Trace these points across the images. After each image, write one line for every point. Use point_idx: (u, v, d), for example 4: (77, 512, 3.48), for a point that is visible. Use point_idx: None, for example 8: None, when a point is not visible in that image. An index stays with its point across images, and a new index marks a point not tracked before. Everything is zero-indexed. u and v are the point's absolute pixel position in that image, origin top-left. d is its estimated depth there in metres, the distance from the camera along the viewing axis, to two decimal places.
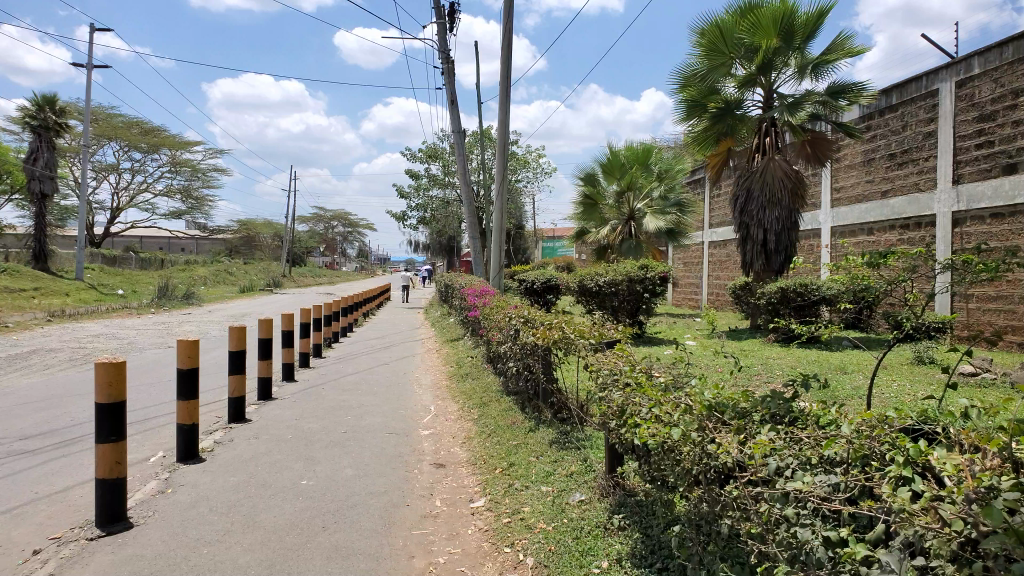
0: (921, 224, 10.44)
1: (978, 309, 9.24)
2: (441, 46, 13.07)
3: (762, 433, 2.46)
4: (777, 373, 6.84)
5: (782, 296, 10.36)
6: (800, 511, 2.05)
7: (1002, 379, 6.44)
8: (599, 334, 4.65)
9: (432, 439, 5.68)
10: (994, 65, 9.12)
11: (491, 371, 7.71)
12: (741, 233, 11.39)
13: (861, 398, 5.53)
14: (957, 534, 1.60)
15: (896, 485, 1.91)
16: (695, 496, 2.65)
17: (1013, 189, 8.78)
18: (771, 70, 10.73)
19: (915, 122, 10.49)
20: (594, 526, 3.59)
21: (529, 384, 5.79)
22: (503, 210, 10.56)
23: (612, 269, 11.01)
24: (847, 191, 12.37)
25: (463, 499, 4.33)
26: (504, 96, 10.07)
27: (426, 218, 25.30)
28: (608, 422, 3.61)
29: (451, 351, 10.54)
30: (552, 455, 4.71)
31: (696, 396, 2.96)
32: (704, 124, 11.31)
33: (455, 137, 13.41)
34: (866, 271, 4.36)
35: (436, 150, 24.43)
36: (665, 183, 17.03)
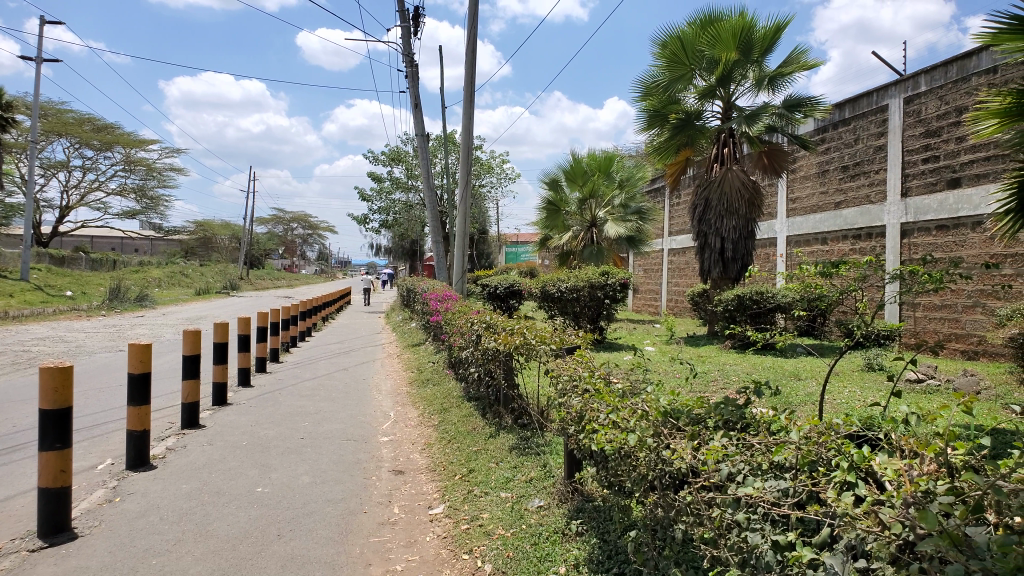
0: (873, 235, 10.71)
1: (924, 317, 9.51)
2: (405, 49, 13.02)
3: (714, 439, 2.51)
4: (732, 379, 6.94)
5: (738, 303, 10.54)
6: (751, 515, 2.09)
7: (946, 386, 6.64)
8: (559, 341, 4.68)
9: (391, 445, 5.64)
10: (939, 83, 9.40)
11: (452, 377, 7.69)
12: (699, 241, 11.55)
13: (812, 405, 5.65)
14: (896, 537, 1.66)
15: (840, 489, 1.96)
16: (651, 501, 2.69)
17: (957, 203, 9.08)
18: (731, 82, 10.91)
19: (867, 135, 10.78)
20: (552, 531, 3.60)
21: (490, 390, 5.80)
22: (465, 215, 10.54)
23: (573, 275, 11.07)
24: (803, 202, 12.64)
25: (422, 506, 4.32)
26: (468, 101, 10.06)
27: (387, 222, 25.17)
28: (567, 427, 3.64)
29: (412, 356, 10.48)
30: (511, 461, 4.72)
31: (653, 402, 3.00)
32: (665, 134, 11.47)
33: (419, 140, 13.35)
34: (819, 279, 4.45)
35: (399, 154, 24.31)
36: (627, 190, 17.20)
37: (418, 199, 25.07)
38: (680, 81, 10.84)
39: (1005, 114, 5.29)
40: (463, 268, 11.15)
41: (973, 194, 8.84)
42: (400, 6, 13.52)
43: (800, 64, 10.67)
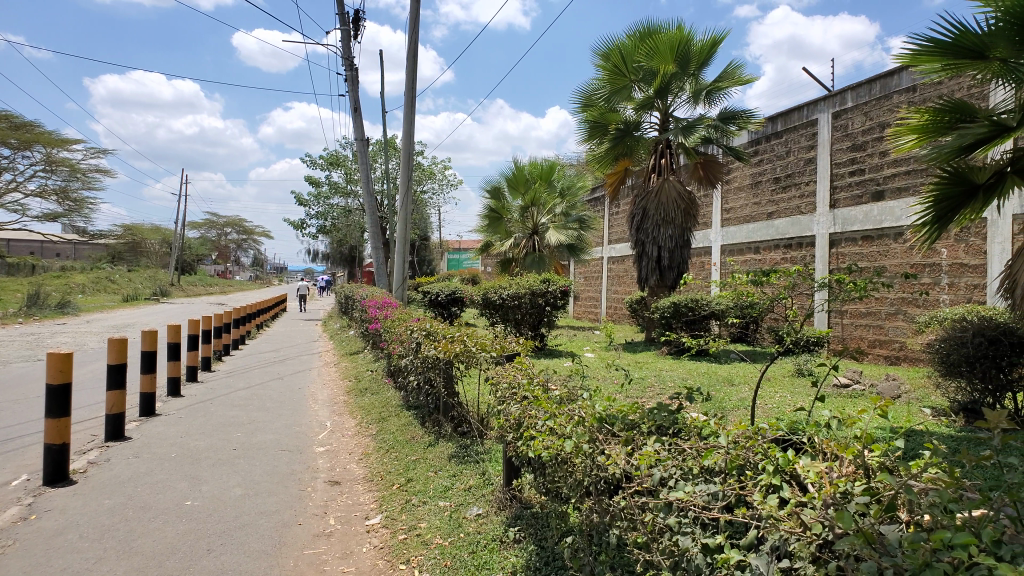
0: (803, 245, 11.08)
1: (851, 324, 9.88)
2: (345, 53, 12.87)
3: (647, 444, 2.55)
4: (668, 385, 7.06)
5: (674, 310, 10.75)
6: (681, 519, 2.13)
7: (869, 390, 6.90)
8: (500, 348, 4.68)
9: (327, 455, 5.54)
10: (864, 99, 9.80)
11: (391, 386, 7.61)
12: (637, 249, 11.74)
13: (744, 410, 5.80)
14: (816, 536, 1.73)
15: (766, 492, 2.02)
16: (586, 507, 2.73)
17: (881, 215, 9.47)
18: (668, 94, 11.15)
19: (798, 148, 11.16)
20: (490, 539, 3.60)
21: (429, 399, 5.76)
22: (406, 221, 10.45)
23: (514, 282, 11.08)
24: (737, 212, 12.98)
25: (358, 517, 4.25)
26: (409, 106, 10.00)
27: (326, 227, 24.79)
28: (505, 435, 3.65)
29: (349, 365, 10.34)
30: (450, 469, 4.71)
31: (589, 408, 3.03)
32: (604, 145, 11.64)
33: (358, 145, 13.19)
34: (750, 287, 4.58)
35: (338, 158, 23.99)
36: (568, 200, 17.35)
37: (357, 205, 24.78)
38: (619, 92, 11.03)
39: (923, 129, 5.54)
40: (403, 275, 11.05)
41: (896, 206, 9.23)
42: (340, 9, 13.38)
43: (735, 79, 10.97)
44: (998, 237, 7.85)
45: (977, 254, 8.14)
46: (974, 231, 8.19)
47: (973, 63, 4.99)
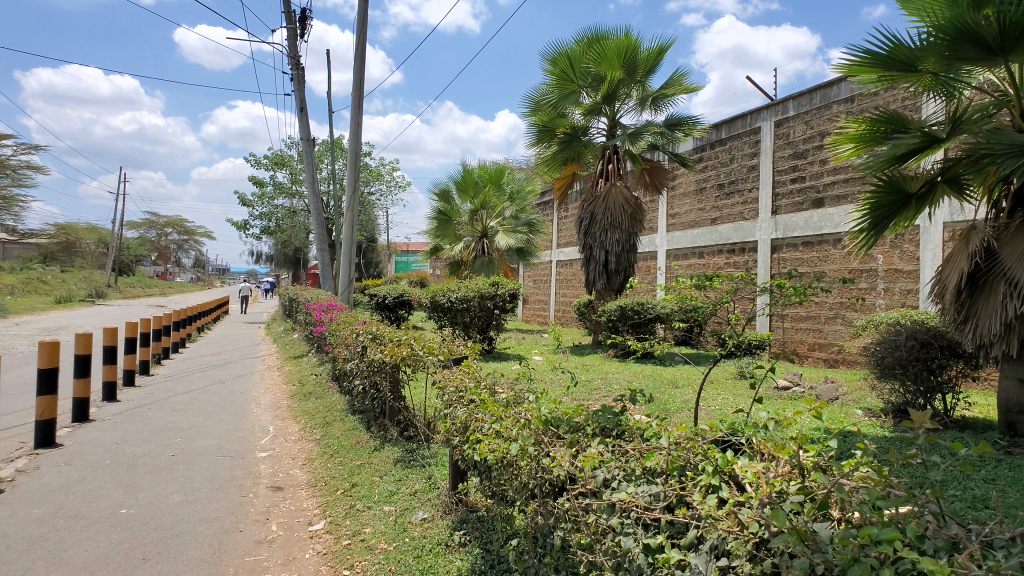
0: (745, 250, 11.34)
1: (791, 328, 10.15)
2: (291, 52, 12.67)
3: (592, 446, 2.58)
4: (614, 388, 7.12)
5: (620, 313, 10.89)
6: (624, 520, 2.16)
7: (809, 392, 7.10)
8: (447, 351, 4.67)
9: (270, 461, 5.44)
10: (805, 109, 10.10)
11: (336, 390, 7.50)
12: (585, 253, 11.85)
13: (688, 412, 5.91)
14: (752, 535, 1.77)
15: (705, 492, 2.05)
16: (531, 509, 2.75)
17: (820, 221, 9.76)
18: (615, 100, 11.28)
19: (741, 155, 11.43)
20: (435, 543, 3.59)
21: (375, 403, 5.71)
22: (353, 222, 10.31)
23: (462, 286, 11.04)
24: (681, 217, 13.21)
25: (301, 523, 4.18)
26: (357, 106, 9.90)
27: (270, 228, 24.35)
28: (451, 438, 3.65)
29: (294, 368, 10.17)
30: (396, 474, 4.68)
31: (535, 411, 3.04)
32: (552, 148, 11.72)
33: (304, 145, 12.98)
34: (694, 291, 4.66)
35: (283, 158, 23.56)
36: (517, 203, 17.40)
37: (303, 206, 24.41)
38: (568, 97, 11.13)
39: (860, 138, 5.74)
40: (350, 277, 10.91)
41: (835, 213, 9.52)
42: (286, 8, 13.17)
43: (681, 86, 11.18)
44: (930, 244, 8.17)
45: (911, 260, 8.46)
46: (908, 238, 8.50)
47: (907, 75, 5.19)
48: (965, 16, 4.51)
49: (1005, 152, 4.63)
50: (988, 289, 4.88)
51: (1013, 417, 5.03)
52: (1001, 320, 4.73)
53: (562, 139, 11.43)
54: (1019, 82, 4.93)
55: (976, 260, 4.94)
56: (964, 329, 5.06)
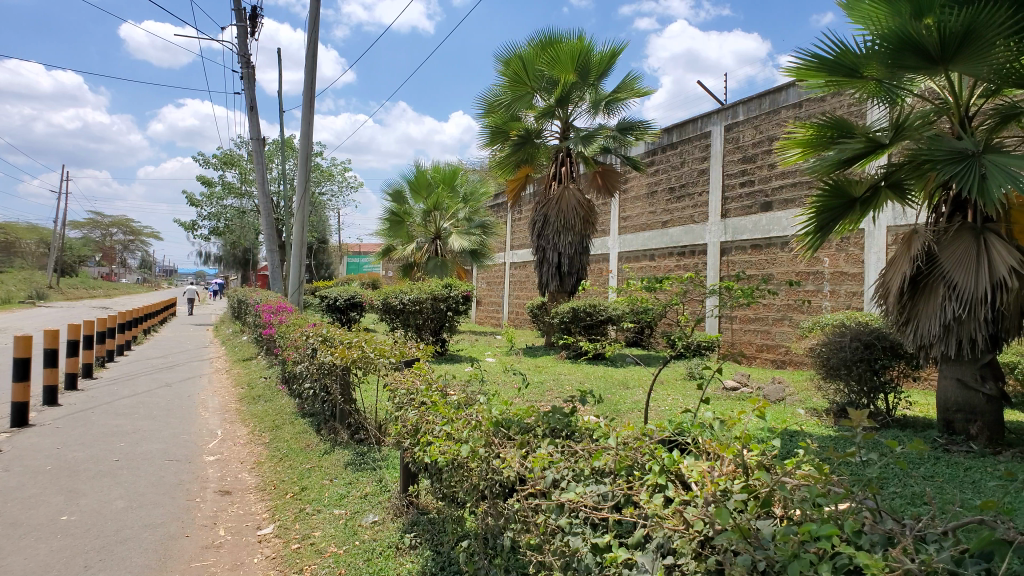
0: (695, 253, 11.51)
1: (739, 329, 10.35)
2: (241, 50, 12.44)
3: (541, 447, 2.59)
4: (565, 389, 7.16)
5: (573, 315, 10.96)
6: (573, 520, 2.18)
7: (756, 392, 7.24)
8: (399, 353, 4.64)
9: (217, 465, 5.31)
10: (754, 114, 10.32)
11: (286, 393, 7.39)
12: (538, 255, 11.88)
13: (639, 412, 5.98)
14: (698, 533, 1.79)
15: (652, 491, 2.08)
16: (481, 511, 2.75)
17: (768, 225, 9.97)
18: (568, 103, 11.36)
19: (692, 159, 11.61)
20: (385, 546, 3.56)
21: (326, 406, 5.64)
22: (304, 223, 10.16)
23: (415, 287, 10.97)
24: (633, 220, 13.36)
25: (250, 527, 4.08)
26: (309, 106, 9.77)
27: (219, 229, 23.83)
28: (402, 441, 3.62)
29: (242, 371, 9.98)
30: (346, 477, 4.63)
31: (486, 412, 3.04)
32: (506, 150, 11.74)
33: (254, 144, 12.74)
34: (645, 293, 4.70)
35: (232, 157, 23.10)
36: (471, 205, 17.39)
37: (253, 206, 23.98)
38: (521, 100, 11.14)
39: (807, 143, 5.87)
40: (300, 278, 10.74)
41: (782, 217, 9.75)
42: (236, 5, 12.92)
43: (633, 91, 11.31)
44: (873, 247, 8.41)
45: (856, 263, 8.70)
46: (853, 241, 8.75)
47: (852, 81, 5.33)
48: (907, 26, 4.67)
49: (945, 158, 4.81)
50: (927, 292, 5.05)
51: (950, 415, 5.20)
52: (940, 322, 4.91)
53: (516, 141, 11.47)
54: (958, 90, 5.11)
55: (917, 264, 5.08)
56: (906, 330, 5.23)
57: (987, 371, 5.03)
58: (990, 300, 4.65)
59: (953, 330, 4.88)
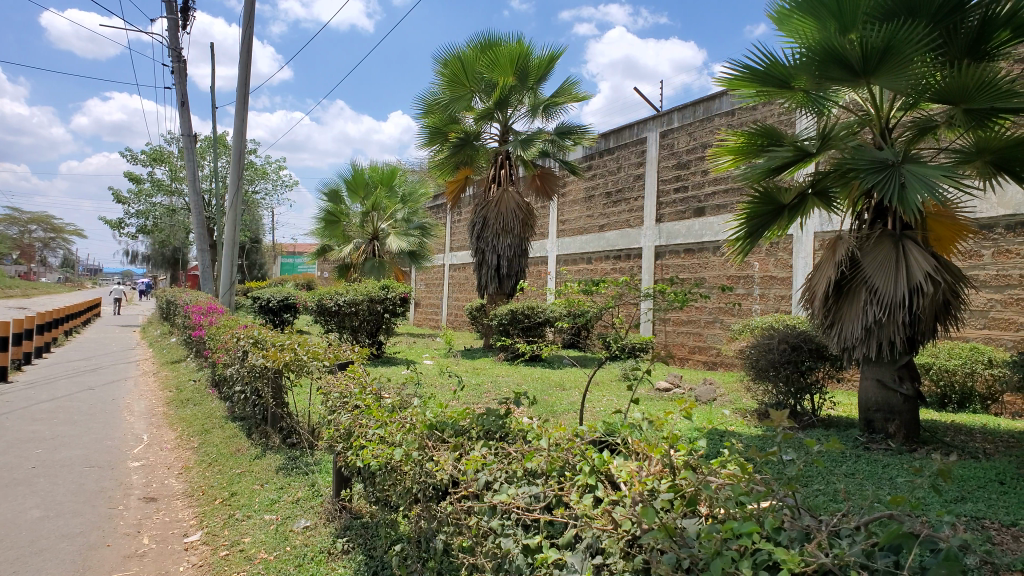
0: (631, 256, 11.71)
1: (673, 331, 10.59)
2: (172, 43, 12.05)
3: (475, 449, 2.60)
4: (502, 390, 7.20)
5: (511, 317, 11.00)
6: (505, 522, 2.20)
7: (689, 393, 7.41)
8: (333, 357, 4.58)
9: (142, 471, 5.12)
10: (689, 121, 10.55)
11: (217, 397, 7.20)
12: (477, 257, 11.85)
13: (574, 413, 6.04)
14: (626, 533, 1.82)
15: (583, 492, 2.10)
16: (414, 514, 2.73)
17: (701, 230, 10.22)
18: (507, 107, 11.41)
19: (628, 165, 11.81)
20: (317, 551, 3.51)
21: (257, 410, 5.53)
22: (236, 221, 9.88)
23: (352, 288, 10.82)
24: (571, 224, 13.50)
25: (175, 535, 3.95)
26: (243, 102, 9.53)
27: (147, 227, 23.03)
28: (335, 445, 3.58)
29: (171, 374, 9.67)
30: (277, 482, 4.54)
31: (420, 415, 3.03)
32: (445, 151, 11.69)
33: (184, 140, 12.36)
34: (582, 296, 4.75)
35: (162, 153, 22.36)
36: (409, 206, 17.27)
37: (183, 204, 23.27)
38: (460, 100, 11.03)
39: (738, 151, 6.01)
40: (232, 279, 10.46)
41: (714, 222, 9.99)
42: None
43: (571, 96, 11.42)
44: (801, 252, 8.70)
45: (784, 268, 8.98)
46: (782, 246, 9.04)
47: (782, 92, 5.51)
48: (832, 39, 4.84)
49: (868, 167, 5.01)
50: (851, 296, 5.26)
51: (871, 414, 5.42)
52: (862, 325, 5.12)
53: (454, 143, 11.41)
54: (879, 103, 5.35)
55: (842, 269, 5.29)
56: (830, 333, 5.44)
57: (905, 372, 5.26)
58: (907, 304, 4.87)
59: (874, 333, 5.09)
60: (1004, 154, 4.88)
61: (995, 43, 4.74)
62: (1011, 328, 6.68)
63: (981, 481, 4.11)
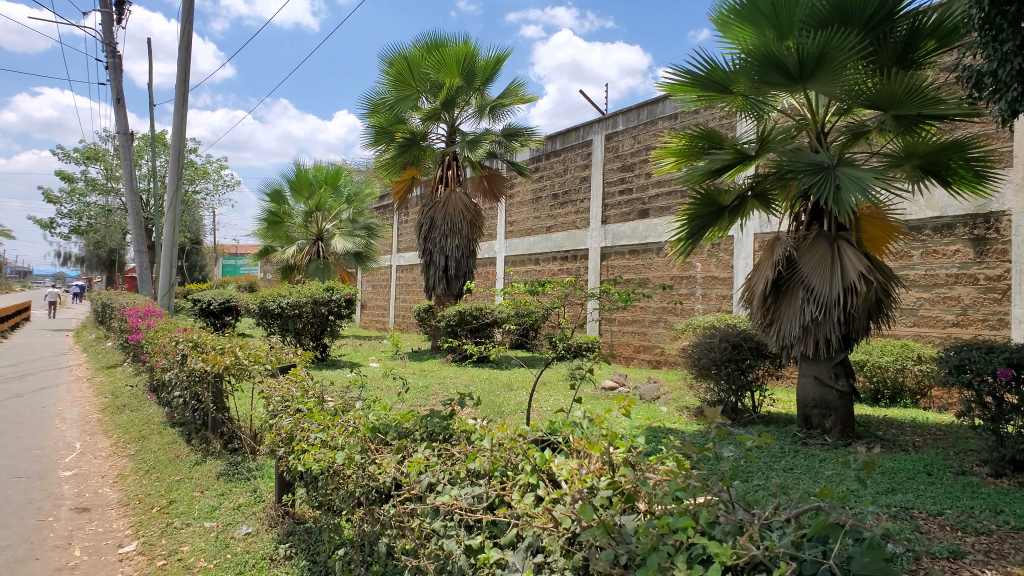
0: (578, 257, 11.81)
1: (618, 331, 10.72)
2: (106, 37, 11.66)
3: (418, 451, 2.60)
4: (448, 392, 7.18)
5: (459, 318, 10.98)
6: (448, 523, 2.20)
7: (633, 392, 7.51)
8: (275, 360, 4.52)
9: (74, 480, 4.95)
10: (633, 124, 10.69)
11: (155, 402, 7.01)
12: (424, 258, 11.77)
13: (521, 413, 6.07)
14: (566, 531, 1.83)
15: (524, 491, 2.12)
16: (357, 517, 2.70)
17: (645, 231, 10.37)
18: (454, 107, 11.39)
19: (574, 167, 11.93)
20: (259, 558, 3.45)
21: (197, 415, 5.42)
22: (175, 221, 9.61)
23: (295, 291, 10.65)
24: (519, 225, 13.55)
25: (110, 545, 3.82)
26: (181, 99, 9.29)
27: (81, 228, 22.24)
28: (276, 449, 3.52)
29: (106, 379, 9.37)
30: (218, 489, 4.45)
31: (363, 418, 3.01)
32: (391, 151, 11.60)
33: (120, 137, 11.96)
34: (528, 297, 4.77)
35: (97, 151, 21.61)
36: (355, 206, 17.10)
37: (120, 204, 22.55)
38: (406, 101, 10.94)
39: (680, 153, 6.12)
40: (171, 281, 10.17)
41: (657, 224, 10.16)
42: None
43: (518, 97, 11.47)
44: (742, 253, 8.90)
45: (725, 268, 9.18)
46: (723, 247, 9.24)
47: (722, 96, 5.63)
48: (770, 45, 4.95)
49: (805, 170, 5.16)
50: (789, 296, 5.42)
51: (809, 411, 5.58)
52: (800, 323, 5.27)
53: (401, 143, 11.31)
54: (815, 108, 5.52)
55: (779, 269, 5.44)
56: (770, 331, 5.59)
57: (841, 369, 5.43)
58: (842, 303, 5.03)
59: (811, 332, 5.25)
60: (931, 158, 5.08)
61: (922, 52, 4.98)
62: (939, 326, 6.96)
63: (910, 472, 4.27)
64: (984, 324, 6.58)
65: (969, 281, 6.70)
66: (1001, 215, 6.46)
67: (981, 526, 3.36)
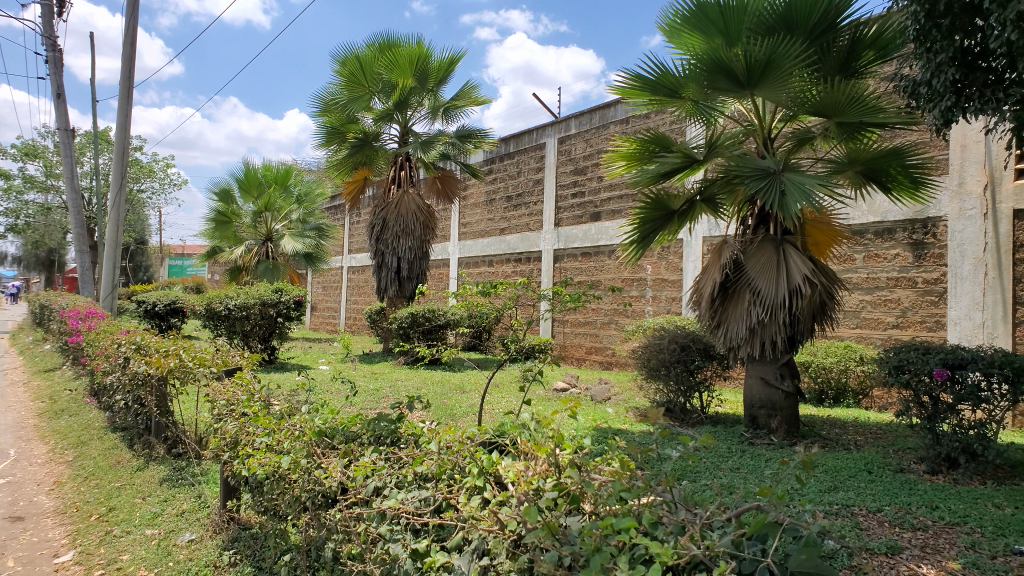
0: (531, 260, 11.85)
1: (571, 333, 10.78)
2: (46, 30, 11.29)
3: (365, 455, 2.57)
4: (397, 394, 7.13)
5: (412, 320, 10.92)
6: (393, 527, 2.18)
7: (584, 394, 7.57)
8: (221, 363, 4.43)
9: (7, 489, 4.76)
10: (585, 128, 10.78)
11: (94, 407, 6.79)
12: (376, 259, 11.67)
13: (471, 415, 6.06)
14: (512, 533, 1.84)
15: (471, 493, 2.12)
16: (304, 522, 2.67)
17: (597, 234, 10.46)
18: (407, 108, 11.33)
19: (528, 169, 11.97)
20: (202, 565, 3.38)
21: (140, 419, 5.27)
22: (118, 220, 9.34)
23: (243, 292, 10.44)
24: (472, 227, 13.54)
25: (45, 555, 3.69)
26: (125, 95, 9.05)
27: (18, 227, 21.45)
28: (221, 454, 3.45)
29: (43, 383, 9.05)
30: (160, 495, 4.33)
31: (309, 422, 2.96)
32: (343, 151, 11.47)
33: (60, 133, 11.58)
34: (479, 298, 4.76)
35: (35, 148, 20.88)
36: (305, 207, 16.87)
37: (60, 202, 21.83)
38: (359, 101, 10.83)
39: (631, 157, 6.18)
40: (114, 281, 9.88)
41: (609, 227, 10.25)
42: None
43: (471, 99, 11.46)
44: (691, 256, 9.05)
45: (675, 271, 9.32)
46: (673, 250, 9.38)
47: (672, 100, 5.70)
48: (719, 52, 5.01)
49: (751, 174, 5.26)
50: (736, 298, 5.52)
51: (755, 411, 5.69)
52: (747, 325, 5.37)
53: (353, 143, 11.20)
54: (761, 114, 5.64)
55: (727, 272, 5.54)
56: (718, 333, 5.69)
57: (786, 370, 5.55)
58: (788, 305, 5.15)
59: (757, 333, 5.36)
60: (872, 164, 5.24)
61: (863, 61, 5.13)
62: (880, 327, 7.17)
63: (852, 470, 4.39)
64: (922, 325, 6.80)
65: (908, 284, 6.92)
66: (938, 221, 6.70)
67: (918, 521, 3.47)
